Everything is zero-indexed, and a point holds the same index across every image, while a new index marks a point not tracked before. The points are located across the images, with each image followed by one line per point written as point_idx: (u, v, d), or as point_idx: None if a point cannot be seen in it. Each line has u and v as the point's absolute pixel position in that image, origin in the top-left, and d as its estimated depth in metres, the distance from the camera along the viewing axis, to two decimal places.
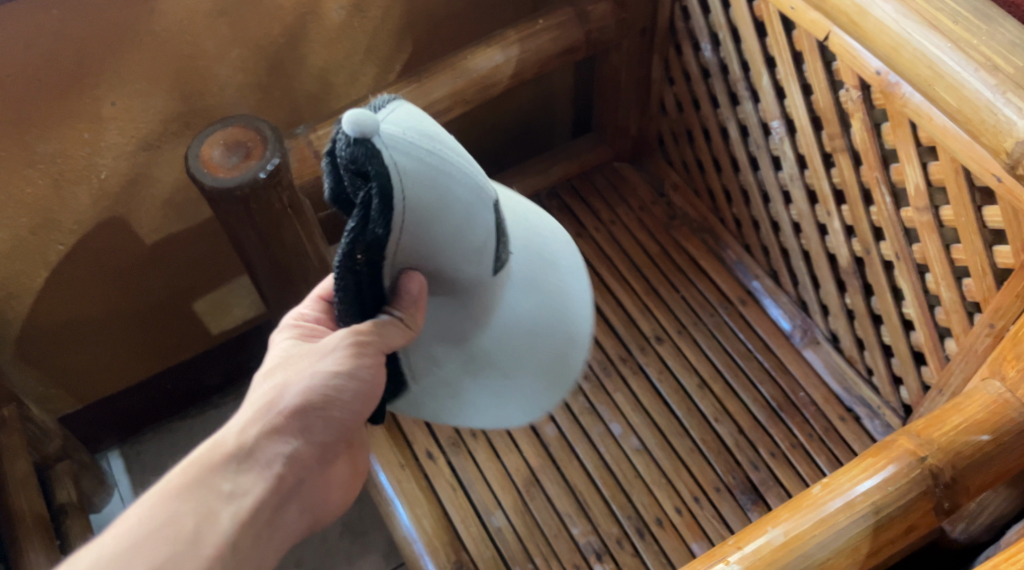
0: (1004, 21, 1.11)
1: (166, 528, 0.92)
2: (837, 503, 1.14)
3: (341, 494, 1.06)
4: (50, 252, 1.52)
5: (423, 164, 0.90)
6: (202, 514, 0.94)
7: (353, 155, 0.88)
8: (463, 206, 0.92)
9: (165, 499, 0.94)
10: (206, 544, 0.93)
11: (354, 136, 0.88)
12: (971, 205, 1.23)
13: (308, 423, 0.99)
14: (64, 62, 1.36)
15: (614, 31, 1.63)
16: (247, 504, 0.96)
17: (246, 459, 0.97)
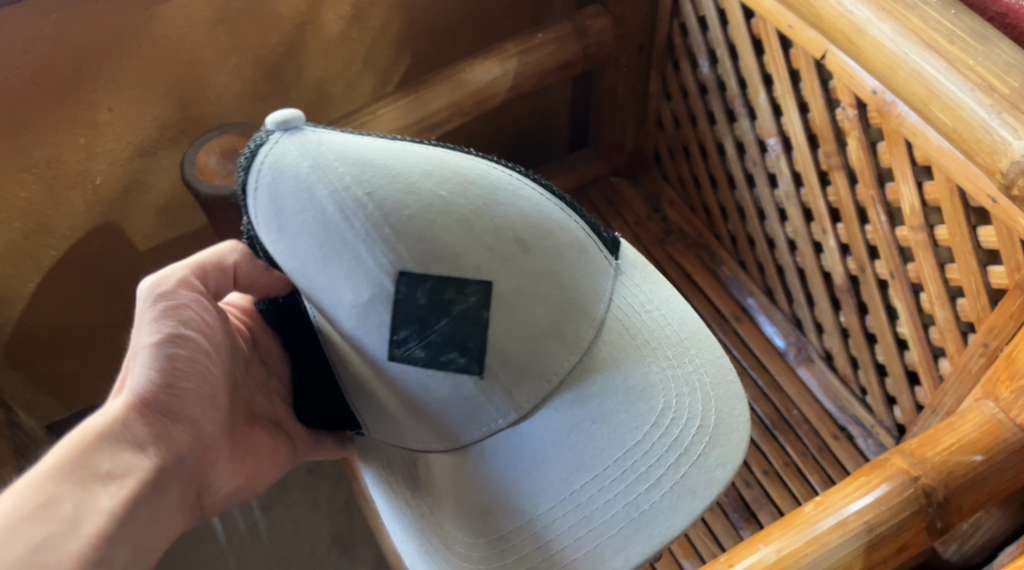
0: (1000, 41, 1.11)
1: (42, 511, 0.89)
2: (830, 521, 1.13)
3: (234, 478, 1.08)
4: (42, 257, 1.51)
5: (298, 184, 0.98)
6: (80, 495, 0.91)
7: (255, 143, 1.01)
8: (319, 242, 0.98)
9: (34, 482, 0.90)
10: (87, 524, 0.90)
11: (269, 128, 1.01)
12: (966, 225, 1.24)
13: (173, 402, 1.00)
14: (62, 67, 1.35)
15: (612, 46, 1.64)
16: (128, 483, 0.94)
17: (119, 441, 0.95)
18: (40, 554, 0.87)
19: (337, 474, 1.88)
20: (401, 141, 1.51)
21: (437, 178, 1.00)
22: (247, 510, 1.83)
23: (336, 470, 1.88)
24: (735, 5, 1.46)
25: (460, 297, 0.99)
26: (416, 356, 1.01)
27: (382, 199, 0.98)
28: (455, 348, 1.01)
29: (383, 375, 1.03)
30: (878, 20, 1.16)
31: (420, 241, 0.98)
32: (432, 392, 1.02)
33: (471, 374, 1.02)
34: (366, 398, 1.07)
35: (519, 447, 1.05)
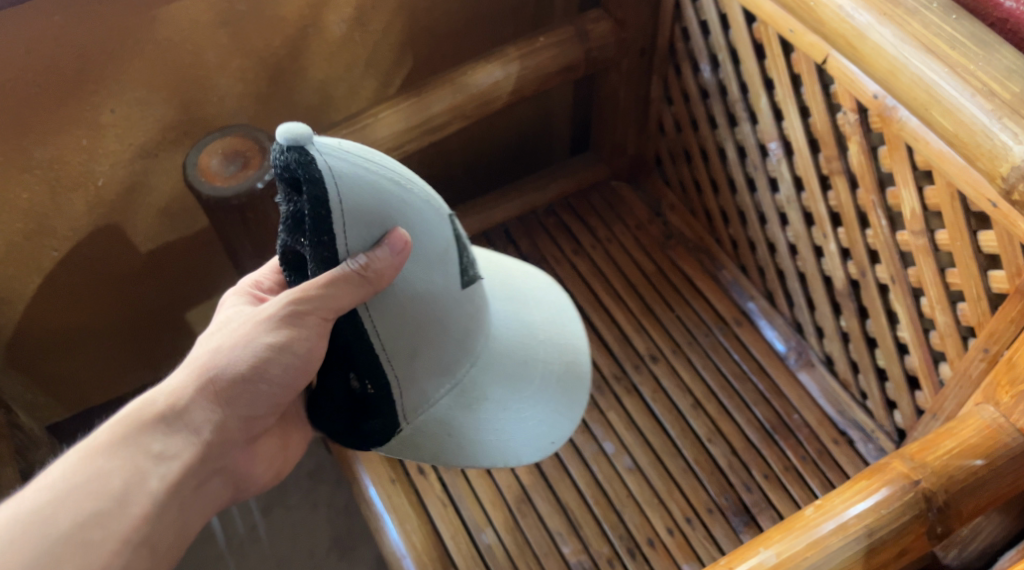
0: (1001, 47, 1.12)
1: (94, 483, 0.93)
2: (830, 525, 1.13)
3: (270, 468, 1.12)
4: (44, 258, 1.51)
5: (371, 179, 0.99)
6: (132, 474, 0.95)
7: (291, 160, 0.95)
8: (416, 214, 1.02)
9: (88, 456, 0.95)
10: (133, 501, 0.94)
11: (287, 145, 0.95)
12: (966, 230, 1.24)
13: (240, 394, 1.03)
14: (64, 69, 1.36)
15: (614, 50, 1.64)
16: (176, 469, 0.98)
17: (177, 423, 0.99)
18: (85, 530, 0.91)
19: (337, 476, 1.88)
20: (402, 143, 1.51)
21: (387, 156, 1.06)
22: (247, 512, 1.83)
23: (335, 473, 1.88)
24: (736, 9, 1.46)
25: (456, 219, 1.08)
26: (472, 275, 1.08)
27: (410, 174, 1.04)
28: (471, 260, 1.10)
29: (454, 319, 1.07)
30: (879, 25, 1.16)
31: (431, 192, 1.07)
32: (461, 324, 1.08)
33: (479, 280, 1.11)
34: (423, 354, 1.07)
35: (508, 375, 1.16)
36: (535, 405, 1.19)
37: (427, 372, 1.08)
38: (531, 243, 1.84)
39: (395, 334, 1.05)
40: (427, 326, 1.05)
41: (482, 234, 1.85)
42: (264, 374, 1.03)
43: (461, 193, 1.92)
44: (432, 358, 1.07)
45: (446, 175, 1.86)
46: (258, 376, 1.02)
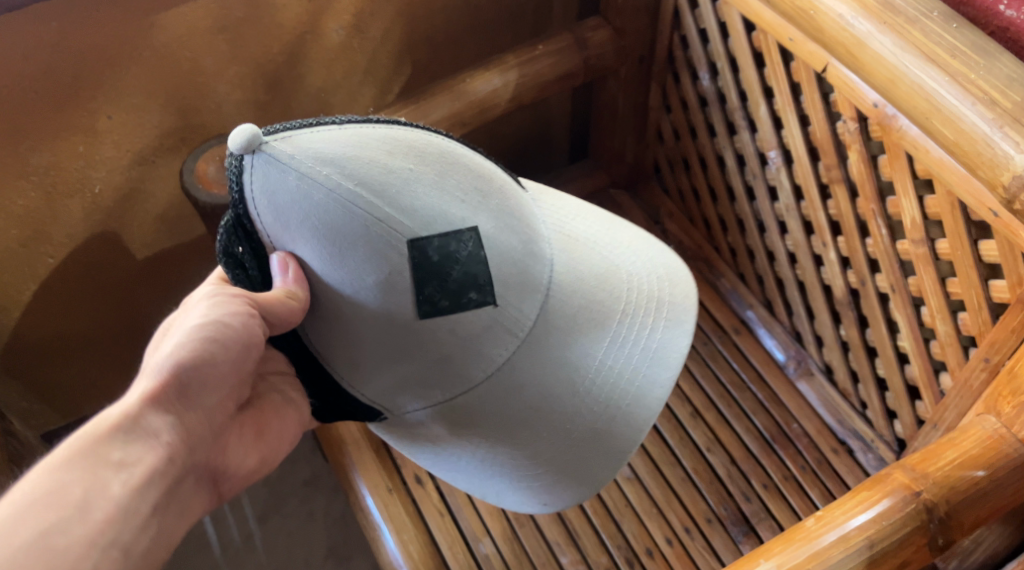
0: (1001, 56, 1.12)
1: (52, 497, 0.85)
2: (831, 537, 1.12)
3: (249, 460, 1.03)
4: (40, 265, 1.50)
5: (294, 196, 0.96)
6: (92, 482, 0.87)
7: (233, 165, 0.97)
8: (339, 240, 0.96)
9: (44, 472, 0.87)
10: (96, 509, 0.86)
11: (233, 152, 0.96)
12: (967, 239, 1.23)
13: (191, 389, 0.95)
14: (61, 75, 1.35)
15: (613, 58, 1.64)
16: (139, 471, 0.89)
17: (133, 428, 0.91)
18: (52, 543, 0.84)
19: (334, 485, 1.87)
20: None
21: (384, 144, 0.98)
22: (242, 520, 1.82)
23: (332, 481, 1.87)
24: (735, 17, 1.45)
25: (456, 239, 0.99)
26: (441, 307, 1.00)
27: (370, 181, 0.96)
28: (472, 289, 1.01)
29: (427, 346, 1.01)
30: (879, 33, 1.16)
31: (410, 208, 0.97)
32: (445, 350, 1.02)
33: (488, 307, 1.02)
34: (393, 370, 1.03)
35: (511, 391, 1.06)
36: (545, 419, 1.09)
37: (411, 398, 1.06)
38: None
39: (351, 340, 1.01)
40: (387, 337, 1.00)
41: None
42: (209, 365, 0.96)
43: None
44: (394, 367, 1.03)
45: None
46: (204, 366, 0.96)
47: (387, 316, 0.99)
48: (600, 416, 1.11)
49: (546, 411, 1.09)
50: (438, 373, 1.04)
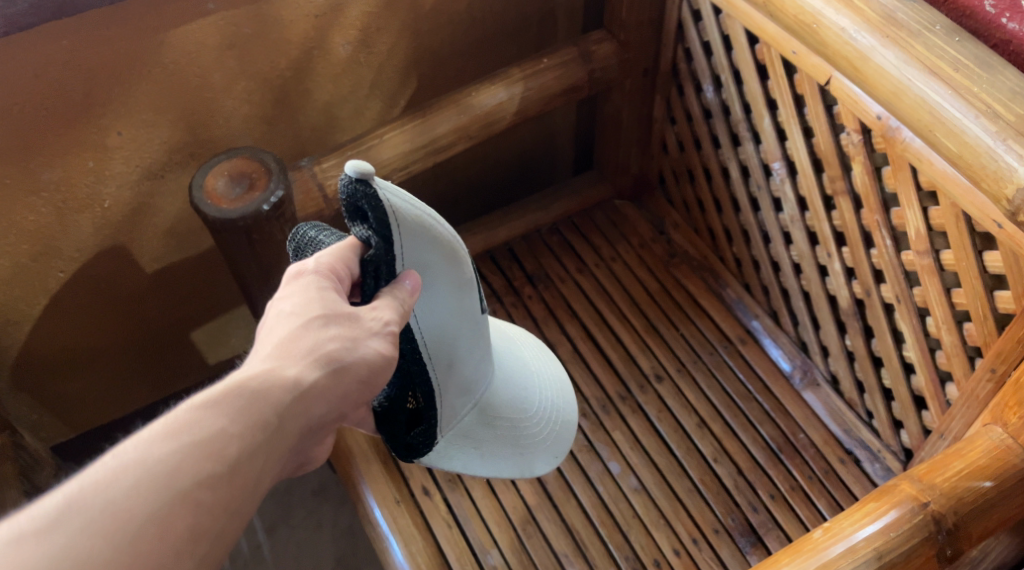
0: (1004, 69, 1.12)
1: (210, 445, 0.86)
2: (839, 548, 1.13)
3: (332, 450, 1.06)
4: (50, 280, 1.52)
5: (417, 213, 1.04)
6: (247, 443, 0.88)
7: (364, 195, 0.99)
8: (444, 259, 1.09)
9: (208, 418, 0.88)
10: (241, 477, 0.87)
11: (359, 179, 0.99)
12: (972, 250, 1.24)
13: (348, 383, 0.96)
14: (72, 93, 1.36)
15: (617, 71, 1.65)
16: (284, 447, 0.91)
17: (291, 406, 0.92)
18: (200, 494, 0.85)
19: (342, 495, 1.88)
20: (409, 163, 1.52)
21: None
22: (251, 532, 1.83)
23: (339, 491, 1.88)
24: (739, 30, 1.46)
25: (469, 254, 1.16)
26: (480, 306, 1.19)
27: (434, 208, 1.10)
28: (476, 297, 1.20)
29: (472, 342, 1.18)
30: (883, 47, 1.17)
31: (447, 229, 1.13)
32: (475, 351, 1.19)
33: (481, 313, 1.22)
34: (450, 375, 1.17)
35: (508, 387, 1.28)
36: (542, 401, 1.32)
37: (450, 409, 1.21)
38: (536, 263, 1.83)
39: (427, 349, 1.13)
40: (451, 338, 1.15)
41: (486, 253, 1.85)
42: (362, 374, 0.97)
43: (466, 212, 1.93)
44: (450, 376, 1.18)
45: (450, 193, 1.86)
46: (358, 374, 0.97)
47: (461, 317, 1.14)
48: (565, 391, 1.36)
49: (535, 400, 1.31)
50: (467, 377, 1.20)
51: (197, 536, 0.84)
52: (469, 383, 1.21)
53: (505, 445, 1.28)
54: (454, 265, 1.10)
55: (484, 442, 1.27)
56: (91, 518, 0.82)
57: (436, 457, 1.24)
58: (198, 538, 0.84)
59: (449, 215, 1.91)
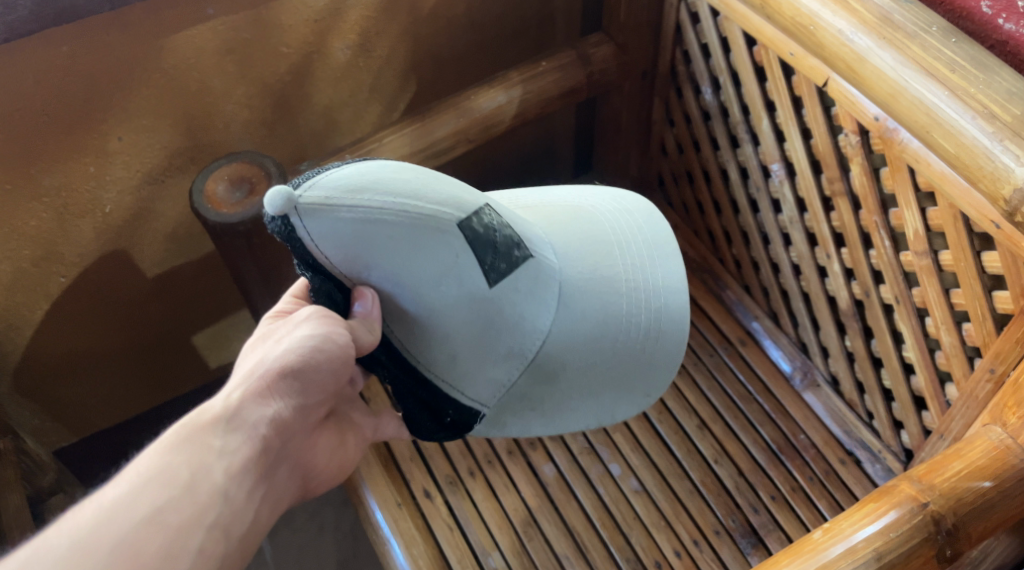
0: (1000, 70, 1.13)
1: (161, 476, 0.92)
2: (839, 549, 1.13)
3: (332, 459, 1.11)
4: (51, 285, 1.52)
5: (351, 229, 0.98)
6: (196, 465, 0.93)
7: (282, 228, 0.98)
8: (405, 251, 1.00)
9: (156, 453, 0.93)
10: (200, 492, 0.92)
11: (274, 214, 0.97)
12: (970, 250, 1.24)
13: (292, 388, 0.99)
14: (73, 98, 1.36)
15: (616, 73, 1.65)
16: (240, 460, 0.95)
17: (235, 420, 0.96)
18: (161, 520, 0.90)
19: (344, 498, 1.88)
20: None
21: (389, 166, 1.02)
22: None
23: (341, 494, 1.89)
24: (737, 32, 1.46)
25: (475, 219, 1.02)
26: (503, 270, 1.04)
27: (405, 193, 1.00)
28: (514, 248, 1.05)
29: (496, 311, 1.05)
30: (879, 49, 1.17)
31: (439, 199, 1.01)
32: (503, 318, 1.06)
33: (531, 260, 1.07)
34: (472, 351, 1.07)
35: (574, 338, 1.12)
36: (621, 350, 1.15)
37: (492, 378, 1.10)
38: None
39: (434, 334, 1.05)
40: (454, 320, 1.04)
41: None
42: (311, 371, 0.99)
43: None
44: (472, 353, 1.07)
45: None
46: (306, 372, 0.99)
47: (459, 297, 1.03)
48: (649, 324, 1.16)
49: (614, 343, 1.14)
50: (503, 346, 1.08)
51: (171, 554, 0.89)
52: (510, 352, 1.09)
53: (575, 399, 1.15)
54: (423, 259, 1.01)
55: (546, 404, 1.15)
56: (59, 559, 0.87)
57: (492, 427, 1.16)
58: (174, 555, 0.89)
59: None
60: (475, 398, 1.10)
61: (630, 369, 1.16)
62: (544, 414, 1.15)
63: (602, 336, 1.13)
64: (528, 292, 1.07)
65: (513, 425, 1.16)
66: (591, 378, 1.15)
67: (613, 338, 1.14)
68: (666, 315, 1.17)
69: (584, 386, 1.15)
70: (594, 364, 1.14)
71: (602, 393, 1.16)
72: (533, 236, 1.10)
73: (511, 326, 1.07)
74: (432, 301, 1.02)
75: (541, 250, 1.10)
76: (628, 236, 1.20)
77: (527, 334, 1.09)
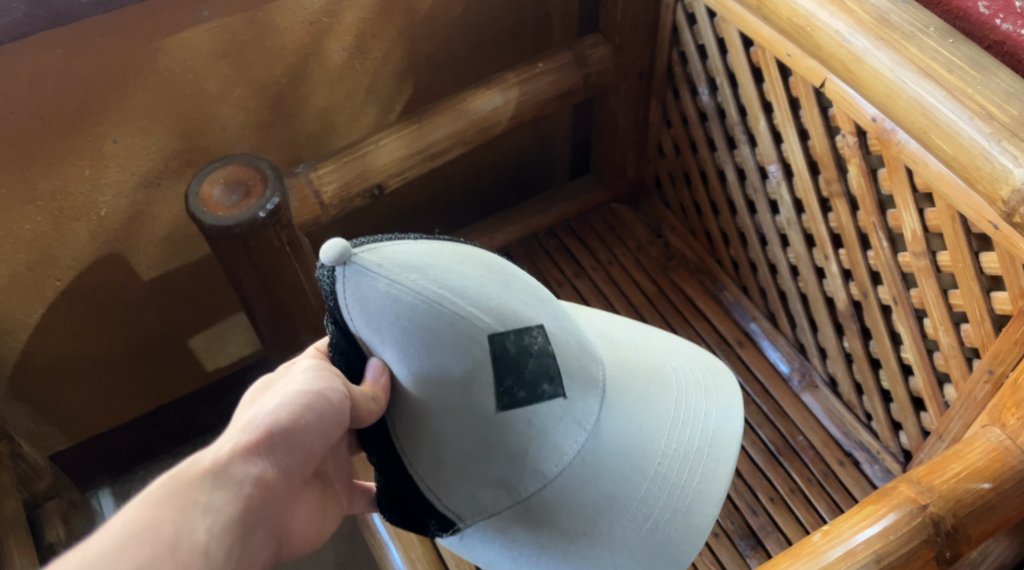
0: (997, 70, 1.12)
1: (144, 531, 0.83)
2: (838, 551, 1.13)
3: (311, 530, 1.00)
4: (47, 288, 1.51)
5: (383, 302, 0.93)
6: (181, 521, 0.84)
7: (325, 279, 0.95)
8: (427, 343, 0.93)
9: (139, 506, 0.85)
10: (182, 551, 0.83)
11: (324, 264, 0.94)
12: (968, 250, 1.24)
13: (282, 445, 0.92)
14: (68, 101, 1.36)
15: (613, 75, 1.65)
16: (225, 519, 0.86)
17: (222, 476, 0.88)
18: None
19: None
20: (405, 169, 1.52)
21: (457, 254, 0.96)
22: None
23: None
24: (733, 33, 1.46)
25: (508, 336, 0.94)
26: (520, 399, 0.94)
27: (453, 286, 0.93)
28: (545, 379, 0.95)
29: (497, 434, 0.94)
30: (876, 49, 1.16)
31: (485, 303, 0.94)
32: (508, 446, 0.95)
33: (560, 400, 0.96)
34: (459, 465, 0.96)
35: (583, 486, 0.98)
36: (636, 502, 1.01)
37: (476, 504, 0.97)
38: (534, 267, 1.83)
39: (428, 432, 0.96)
40: (447, 417, 0.94)
41: None
42: (302, 432, 0.94)
43: (463, 217, 1.93)
44: (460, 465, 0.96)
45: (448, 198, 1.86)
46: (298, 433, 0.93)
47: (462, 408, 0.94)
48: (680, 484, 1.03)
49: (630, 496, 1.00)
50: (498, 472, 0.96)
51: None
52: (504, 480, 0.96)
53: (570, 554, 0.99)
54: (440, 358, 0.93)
55: (525, 551, 0.99)
56: None
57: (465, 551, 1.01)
58: None
59: (446, 221, 1.91)
60: (453, 513, 0.97)
61: (627, 537, 1.00)
62: (517, 563, 1.00)
63: (621, 480, 1.00)
64: (547, 420, 0.96)
65: (492, 559, 1.01)
66: (582, 539, 0.99)
67: (630, 487, 1.00)
68: (689, 473, 1.03)
69: (579, 544, 0.99)
70: (597, 518, 0.99)
71: (601, 553, 1.00)
72: (583, 359, 0.99)
73: (514, 455, 0.95)
74: (430, 401, 0.94)
75: (588, 380, 0.98)
76: (693, 395, 1.08)
77: (527, 467, 0.96)
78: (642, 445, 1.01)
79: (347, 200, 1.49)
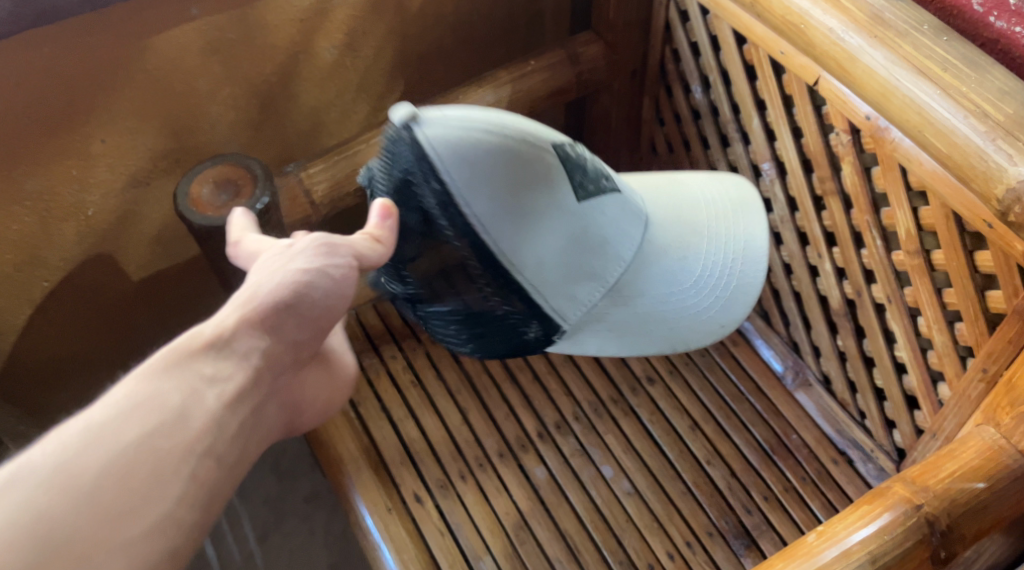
0: (992, 69, 1.12)
1: (150, 403, 0.89)
2: (833, 552, 1.12)
3: (320, 397, 1.08)
4: (35, 290, 1.50)
5: (456, 136, 1.06)
6: (188, 393, 0.91)
7: (399, 135, 1.06)
8: (507, 165, 1.08)
9: (143, 378, 0.91)
10: (193, 420, 0.91)
11: (395, 125, 1.07)
12: (962, 249, 1.23)
13: (286, 319, 0.98)
14: (54, 100, 1.34)
15: (606, 72, 1.64)
16: (232, 388, 0.93)
17: (226, 348, 0.95)
18: (149, 447, 0.88)
19: (334, 503, 1.91)
20: None
21: (481, 114, 1.08)
22: (243, 539, 1.85)
23: (332, 498, 1.91)
24: (726, 31, 1.45)
25: (565, 144, 1.13)
26: (591, 190, 1.14)
27: (499, 118, 1.09)
28: (602, 177, 1.16)
29: (587, 235, 1.14)
30: (871, 48, 1.16)
31: (534, 128, 1.11)
32: (586, 235, 1.14)
33: (616, 193, 1.17)
34: (570, 282, 1.15)
35: (650, 283, 1.22)
36: (689, 284, 1.25)
37: (577, 294, 1.16)
38: None
39: (536, 246, 1.11)
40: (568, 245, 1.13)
41: None
42: (306, 305, 0.99)
43: None
44: (572, 270, 1.14)
45: None
46: (302, 307, 0.99)
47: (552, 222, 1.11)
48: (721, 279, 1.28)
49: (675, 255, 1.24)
50: (593, 277, 1.16)
51: (159, 480, 0.88)
52: (595, 273, 1.16)
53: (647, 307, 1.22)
54: (520, 182, 1.09)
55: (621, 328, 1.22)
56: (42, 479, 0.85)
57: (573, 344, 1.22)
58: (162, 482, 0.88)
59: None
60: (557, 312, 1.15)
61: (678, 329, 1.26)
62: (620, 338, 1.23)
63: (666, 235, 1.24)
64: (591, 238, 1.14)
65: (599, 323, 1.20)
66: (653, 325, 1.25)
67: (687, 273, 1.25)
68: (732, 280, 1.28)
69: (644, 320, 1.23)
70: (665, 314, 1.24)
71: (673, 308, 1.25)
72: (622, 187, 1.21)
73: (598, 241, 1.15)
74: (536, 248, 1.11)
75: (627, 193, 1.20)
76: (714, 187, 1.34)
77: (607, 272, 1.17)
78: (688, 259, 1.25)
79: (337, 199, 1.48)
